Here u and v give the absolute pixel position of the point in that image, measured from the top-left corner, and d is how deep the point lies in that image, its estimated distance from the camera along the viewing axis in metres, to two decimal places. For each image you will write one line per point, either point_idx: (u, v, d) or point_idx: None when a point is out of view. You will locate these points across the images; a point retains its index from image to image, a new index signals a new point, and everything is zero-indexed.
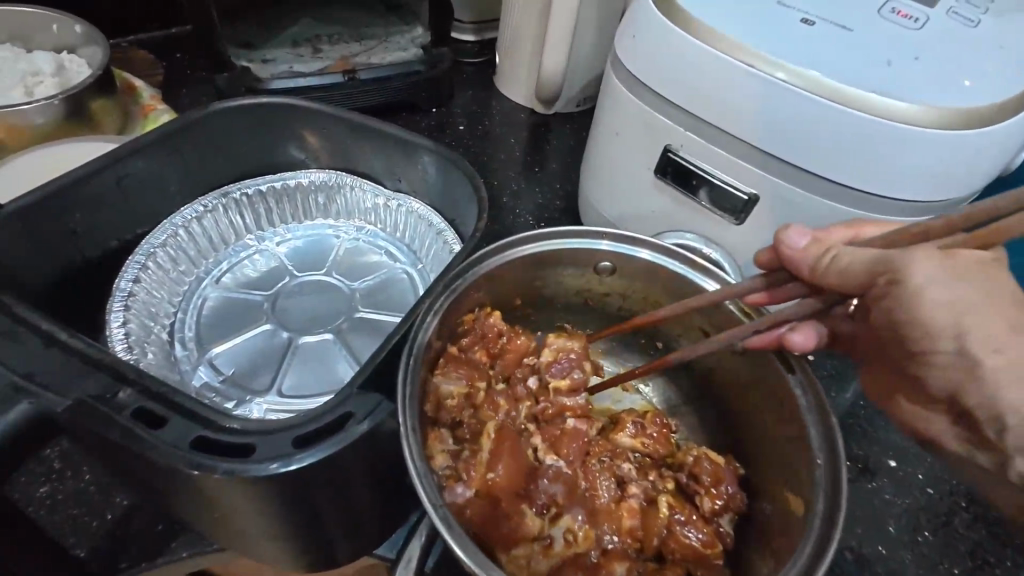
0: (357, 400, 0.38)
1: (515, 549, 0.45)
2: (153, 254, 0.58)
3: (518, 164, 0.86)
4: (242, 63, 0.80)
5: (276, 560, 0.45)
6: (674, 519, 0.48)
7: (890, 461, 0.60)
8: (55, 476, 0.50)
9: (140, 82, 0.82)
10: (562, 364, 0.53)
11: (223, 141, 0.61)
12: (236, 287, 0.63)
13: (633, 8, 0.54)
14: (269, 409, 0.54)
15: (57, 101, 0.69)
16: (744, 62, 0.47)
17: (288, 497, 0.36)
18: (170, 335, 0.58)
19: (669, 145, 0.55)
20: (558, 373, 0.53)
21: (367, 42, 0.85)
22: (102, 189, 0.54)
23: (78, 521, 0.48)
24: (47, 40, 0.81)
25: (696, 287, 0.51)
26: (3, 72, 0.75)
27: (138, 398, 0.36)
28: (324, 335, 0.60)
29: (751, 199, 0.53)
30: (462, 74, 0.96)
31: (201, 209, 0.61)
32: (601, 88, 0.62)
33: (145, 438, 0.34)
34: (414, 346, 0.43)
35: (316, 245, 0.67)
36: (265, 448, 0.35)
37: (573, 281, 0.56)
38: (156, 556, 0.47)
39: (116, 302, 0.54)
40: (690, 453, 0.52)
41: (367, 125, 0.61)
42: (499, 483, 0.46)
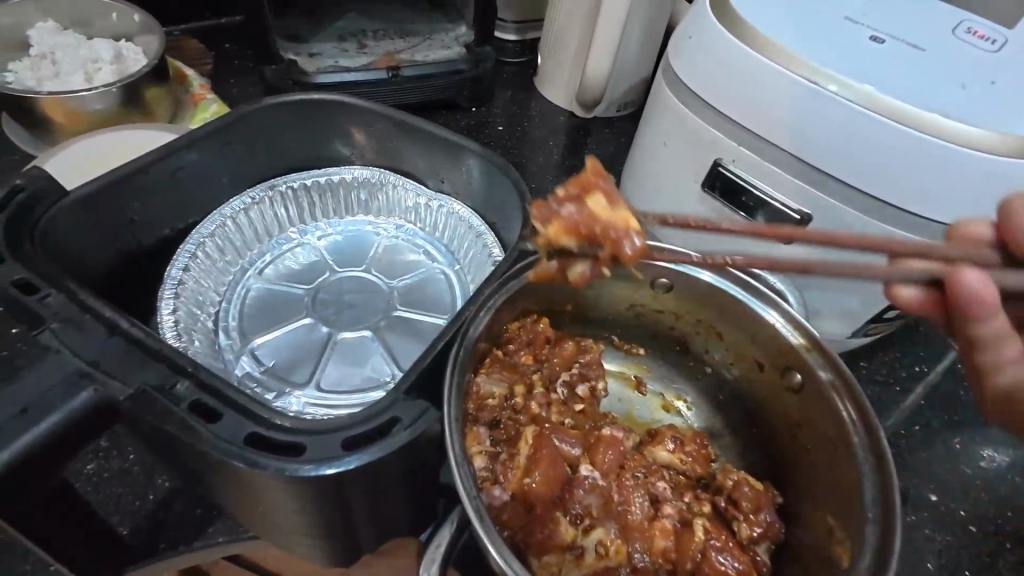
0: (402, 404, 0.38)
1: (547, 556, 0.45)
2: (202, 244, 0.59)
3: (555, 168, 0.85)
4: (289, 55, 0.80)
5: (308, 552, 0.45)
6: (709, 544, 0.47)
7: (931, 494, 0.58)
8: (103, 453, 0.51)
9: (192, 71, 0.84)
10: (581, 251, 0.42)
11: (272, 134, 0.62)
12: (278, 280, 0.64)
13: (690, 17, 0.53)
14: (308, 403, 0.54)
15: (116, 88, 0.72)
16: (806, 77, 0.45)
17: (330, 496, 0.37)
18: (214, 324, 0.59)
19: (720, 158, 0.53)
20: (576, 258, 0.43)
21: (412, 40, 0.85)
22: (158, 180, 0.56)
23: (121, 501, 0.49)
24: (106, 28, 0.83)
25: (753, 313, 0.51)
26: (65, 58, 0.77)
27: (195, 392, 0.37)
28: (363, 332, 0.60)
29: (804, 219, 0.51)
30: (503, 74, 0.96)
31: (250, 201, 0.62)
32: (650, 96, 0.61)
33: (202, 432, 0.35)
34: (464, 343, 0.44)
35: (356, 241, 0.68)
36: (315, 449, 0.35)
37: (626, 293, 0.56)
38: (195, 539, 0.48)
39: (167, 290, 0.55)
40: (730, 476, 0.52)
41: (413, 124, 0.62)
42: (533, 487, 0.46)
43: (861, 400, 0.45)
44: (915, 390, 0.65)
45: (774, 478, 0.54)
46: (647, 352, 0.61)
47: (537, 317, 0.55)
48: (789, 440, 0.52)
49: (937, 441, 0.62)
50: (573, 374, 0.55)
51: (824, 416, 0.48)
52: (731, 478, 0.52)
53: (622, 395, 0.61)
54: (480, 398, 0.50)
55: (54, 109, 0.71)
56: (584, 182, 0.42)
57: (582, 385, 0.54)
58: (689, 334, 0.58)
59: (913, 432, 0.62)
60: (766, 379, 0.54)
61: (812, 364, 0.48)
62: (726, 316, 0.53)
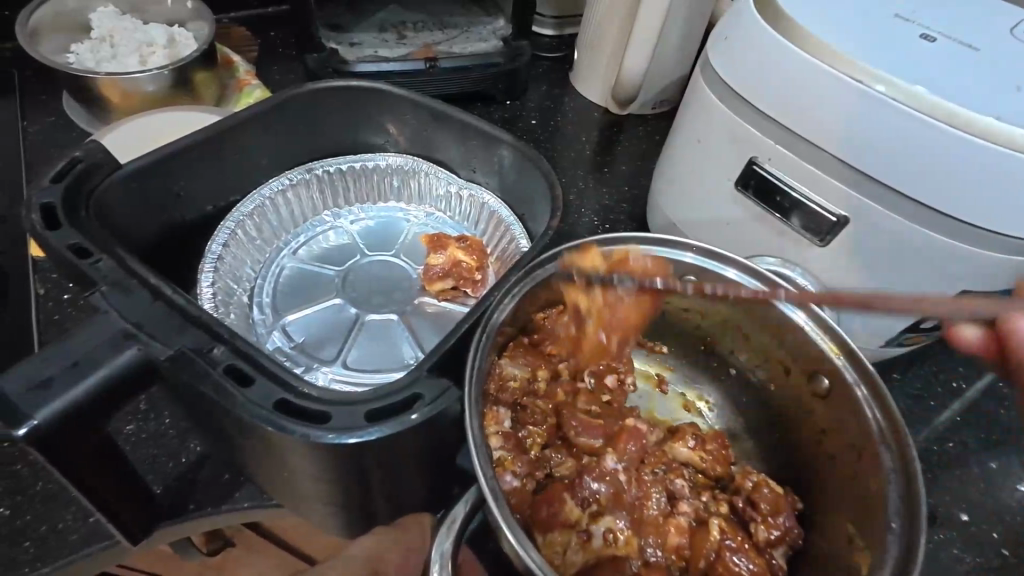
0: (424, 382, 0.39)
1: (551, 534, 0.45)
2: (241, 223, 0.62)
3: (586, 163, 0.85)
4: (332, 44, 0.82)
5: (327, 522, 0.47)
6: (724, 544, 0.47)
7: (961, 514, 0.56)
8: (141, 415, 0.54)
9: (238, 57, 0.87)
10: (440, 268, 0.62)
11: (312, 118, 0.64)
12: (310, 260, 0.66)
13: (733, 12, 0.52)
14: (334, 378, 0.56)
15: (167, 71, 0.75)
16: (852, 76, 0.44)
17: (352, 467, 0.38)
18: (249, 299, 0.62)
19: (755, 158, 0.53)
20: (436, 273, 0.62)
21: (450, 32, 0.86)
22: (204, 158, 0.58)
23: (155, 462, 0.52)
24: (161, 14, 0.87)
25: (782, 315, 0.50)
26: (122, 40, 0.81)
27: (229, 357, 0.39)
28: (390, 316, 0.62)
29: (840, 221, 0.50)
30: (539, 69, 0.96)
31: (287, 182, 0.65)
32: (686, 93, 0.60)
33: (235, 395, 0.37)
34: (488, 328, 0.45)
35: (387, 227, 0.70)
36: (339, 417, 0.37)
37: (652, 290, 0.56)
38: (222, 502, 0.50)
39: (207, 264, 0.58)
40: (748, 477, 0.51)
41: (449, 114, 0.62)
42: (629, 270, 0.51)
43: (890, 407, 0.44)
44: (951, 406, 0.63)
45: (798, 485, 0.53)
46: (671, 351, 0.61)
47: (562, 308, 0.55)
48: (815, 448, 0.51)
49: (971, 461, 0.59)
50: (601, 366, 0.56)
51: (851, 426, 0.47)
52: (750, 480, 0.51)
53: (643, 390, 0.61)
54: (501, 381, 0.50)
55: (110, 90, 0.75)
56: (441, 242, 0.64)
57: (610, 376, 0.56)
58: (716, 336, 0.57)
59: (945, 449, 0.60)
60: (791, 382, 0.53)
61: (839, 372, 0.47)
62: (752, 321, 0.53)
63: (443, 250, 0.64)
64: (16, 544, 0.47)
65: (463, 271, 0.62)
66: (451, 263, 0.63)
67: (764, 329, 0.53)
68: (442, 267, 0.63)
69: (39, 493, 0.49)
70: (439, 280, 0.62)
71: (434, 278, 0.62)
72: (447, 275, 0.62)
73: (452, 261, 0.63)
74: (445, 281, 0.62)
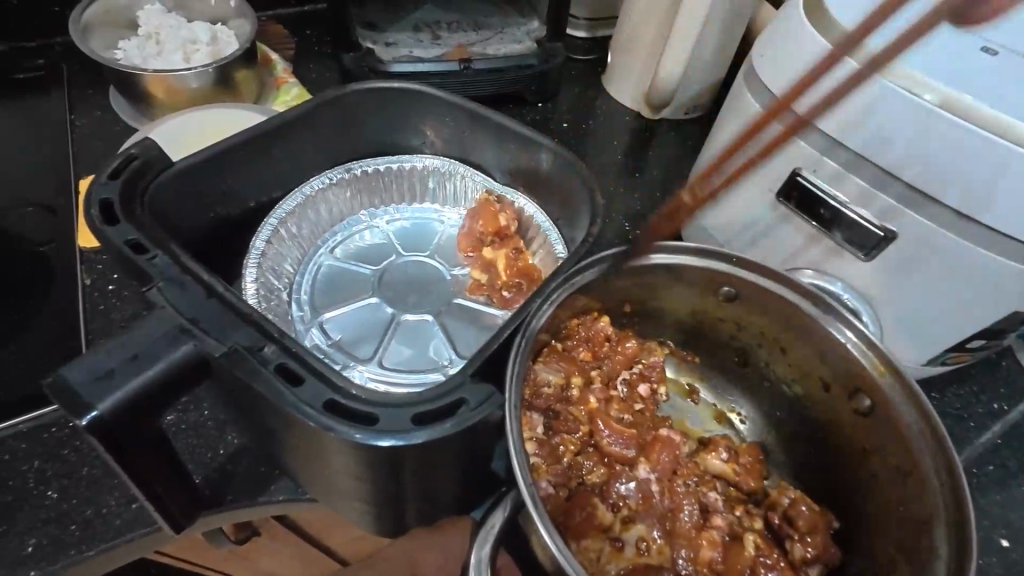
0: (467, 386, 0.39)
1: (584, 541, 0.46)
2: (283, 221, 0.62)
3: (618, 167, 0.84)
4: (367, 43, 0.83)
5: (361, 519, 0.48)
6: (759, 560, 0.47)
7: (1002, 539, 0.55)
8: (181, 405, 0.55)
9: (276, 55, 0.89)
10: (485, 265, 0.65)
11: (353, 118, 0.65)
12: (347, 259, 0.67)
13: (776, 23, 0.52)
14: (369, 377, 0.57)
15: (211, 68, 0.77)
16: (903, 86, 0.43)
17: (394, 468, 0.39)
18: (288, 296, 0.63)
19: (799, 168, 0.51)
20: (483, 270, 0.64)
21: (485, 33, 0.86)
22: (251, 156, 0.60)
23: (194, 451, 0.53)
24: (204, 12, 0.89)
25: (825, 331, 0.49)
26: (168, 37, 0.83)
27: (280, 355, 0.40)
28: (425, 315, 0.62)
29: (887, 237, 0.49)
30: (571, 71, 0.95)
31: (328, 180, 0.66)
32: (727, 100, 0.59)
33: (286, 394, 0.38)
34: (527, 334, 0.45)
35: (422, 228, 0.70)
36: (385, 419, 0.37)
37: (689, 301, 0.55)
38: (259, 494, 0.51)
39: (252, 260, 0.59)
40: (786, 494, 0.52)
41: (488, 116, 0.63)
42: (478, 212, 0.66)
43: (940, 432, 0.43)
44: (993, 428, 0.61)
45: (832, 502, 0.53)
46: (703, 362, 0.60)
47: (597, 313, 0.54)
48: (854, 469, 0.50)
49: (1011, 487, 0.57)
50: (633, 373, 0.56)
51: (891, 447, 0.46)
52: (786, 496, 0.52)
53: (675, 401, 0.60)
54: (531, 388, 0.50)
55: (157, 86, 0.77)
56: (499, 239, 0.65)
57: (643, 384, 0.56)
58: (751, 348, 0.56)
59: (985, 472, 0.58)
60: (831, 400, 0.52)
61: (883, 391, 0.46)
62: (794, 334, 0.52)
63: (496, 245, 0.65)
64: (63, 527, 0.49)
65: (499, 282, 0.63)
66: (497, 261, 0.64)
67: (805, 344, 0.52)
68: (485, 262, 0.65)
69: (85, 478, 0.51)
70: (479, 277, 0.64)
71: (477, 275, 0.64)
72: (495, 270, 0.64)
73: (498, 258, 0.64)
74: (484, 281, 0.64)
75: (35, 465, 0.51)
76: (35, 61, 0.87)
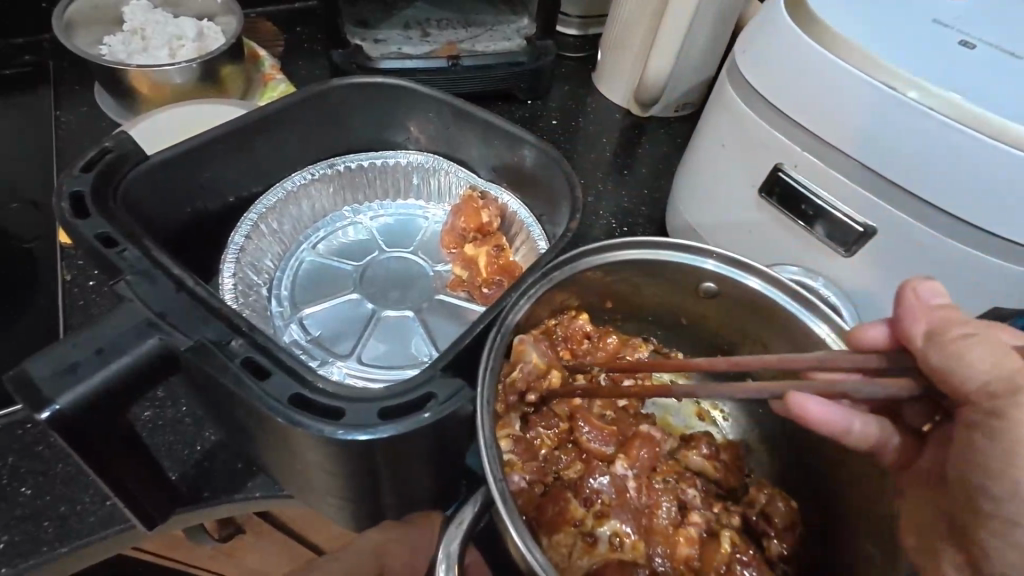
0: (438, 381, 0.39)
1: (556, 537, 0.45)
2: (264, 216, 0.62)
3: (607, 165, 0.84)
4: (355, 40, 0.82)
5: (337, 515, 0.47)
6: (735, 557, 0.47)
7: None
8: (159, 402, 0.54)
9: (264, 52, 0.89)
10: (467, 263, 0.64)
11: (337, 114, 0.64)
12: (329, 255, 0.67)
13: (758, 19, 0.52)
14: (349, 373, 0.57)
15: (196, 64, 0.76)
16: (885, 83, 0.43)
17: (363, 462, 0.39)
18: (268, 292, 0.62)
19: (781, 164, 0.51)
20: (465, 269, 0.64)
21: (474, 30, 0.86)
22: (231, 151, 0.59)
23: (171, 448, 0.52)
24: (191, 8, 0.88)
25: (803, 326, 0.49)
26: (154, 33, 0.82)
27: (247, 350, 0.40)
28: (405, 312, 0.62)
29: (866, 232, 0.49)
30: (562, 68, 0.94)
31: (311, 176, 0.65)
32: (711, 96, 0.59)
33: (253, 387, 0.38)
34: (503, 329, 0.44)
35: (405, 225, 0.70)
36: (353, 414, 0.37)
37: (670, 297, 0.55)
38: (235, 491, 0.51)
39: (230, 256, 0.59)
40: (763, 490, 0.51)
41: (472, 112, 0.63)
42: (461, 210, 0.64)
43: None
44: None
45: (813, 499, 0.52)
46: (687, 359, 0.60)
47: (576, 311, 0.54)
48: (834, 467, 0.50)
49: None
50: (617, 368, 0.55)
51: None
52: (764, 492, 0.51)
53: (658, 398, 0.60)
54: (517, 354, 0.47)
55: (141, 81, 0.77)
56: (483, 238, 0.64)
57: (627, 380, 0.56)
58: (733, 344, 0.57)
59: None
60: None
61: None
62: (773, 330, 0.52)
63: (478, 243, 0.63)
64: (37, 523, 0.48)
65: (479, 279, 0.62)
66: (477, 259, 0.63)
67: (785, 339, 0.52)
68: (468, 260, 0.64)
69: (61, 474, 0.51)
70: (461, 275, 0.64)
71: (458, 273, 0.64)
72: (476, 268, 0.63)
73: (479, 256, 0.63)
74: (465, 280, 0.63)
75: (10, 461, 0.51)
76: (22, 57, 0.86)
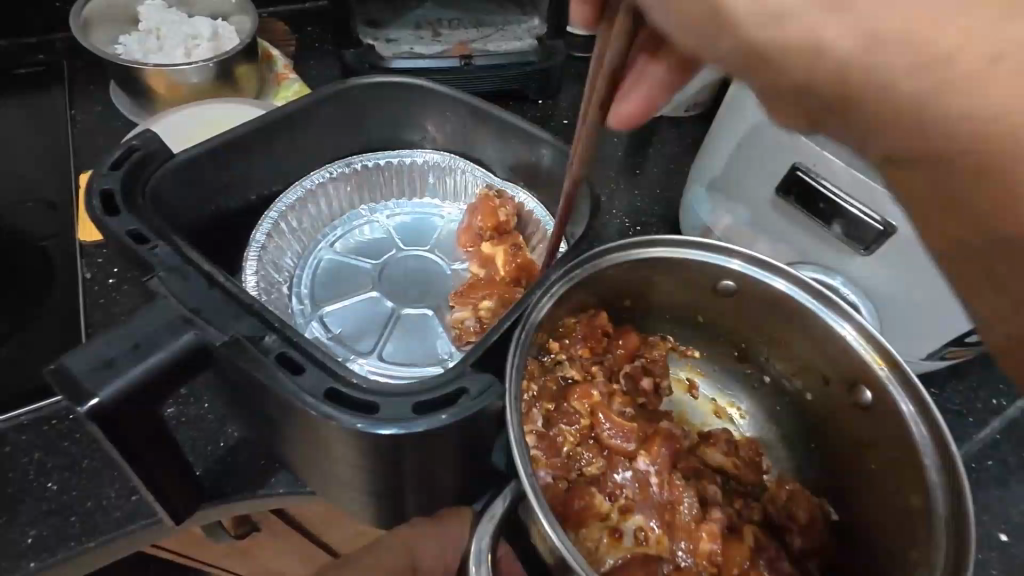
0: (469, 376, 0.40)
1: (583, 531, 0.46)
2: (285, 216, 0.63)
3: (618, 164, 0.84)
4: (368, 40, 0.83)
5: (362, 511, 0.48)
6: (758, 552, 0.48)
7: (1001, 534, 0.55)
8: (182, 399, 0.55)
9: (277, 51, 0.89)
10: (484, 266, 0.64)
11: (354, 114, 0.65)
12: (347, 253, 0.67)
13: None
14: (370, 370, 0.57)
15: (212, 63, 0.77)
16: None
17: (395, 457, 0.39)
18: (288, 290, 0.63)
19: (799, 162, 0.51)
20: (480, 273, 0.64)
21: (485, 29, 0.86)
22: (252, 150, 0.60)
23: (195, 445, 0.53)
24: (205, 7, 0.89)
25: (825, 324, 0.49)
26: (169, 33, 0.83)
27: (281, 345, 0.40)
28: (424, 310, 0.62)
29: (886, 230, 0.49)
30: (572, 68, 0.95)
31: (329, 175, 0.65)
32: (727, 95, 0.59)
33: (286, 382, 0.38)
34: (527, 326, 0.45)
35: (422, 223, 0.71)
36: (387, 409, 0.37)
37: (690, 295, 0.55)
38: (259, 487, 0.51)
39: (252, 254, 0.59)
40: (783, 487, 0.52)
41: (489, 111, 0.63)
42: (475, 210, 0.65)
43: (937, 422, 0.43)
44: (992, 424, 0.61)
45: (832, 496, 0.53)
46: (704, 356, 0.60)
47: (593, 310, 0.54)
48: (850, 465, 0.51)
49: (1010, 482, 0.58)
50: (636, 367, 0.56)
51: (887, 438, 0.47)
52: (785, 489, 0.52)
53: (674, 396, 0.60)
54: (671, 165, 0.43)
55: (158, 80, 0.77)
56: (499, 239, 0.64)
57: (646, 379, 0.56)
58: (751, 343, 0.57)
59: (984, 467, 0.58)
60: (830, 395, 0.52)
61: (883, 383, 0.46)
62: (791, 329, 0.52)
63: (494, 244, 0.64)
64: (64, 518, 0.49)
65: (497, 277, 0.62)
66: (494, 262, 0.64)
67: (804, 338, 0.52)
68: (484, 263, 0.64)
69: (86, 470, 0.51)
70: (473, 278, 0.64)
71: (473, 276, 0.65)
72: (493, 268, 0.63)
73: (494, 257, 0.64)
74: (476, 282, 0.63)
75: (35, 457, 0.51)
76: (36, 56, 0.87)
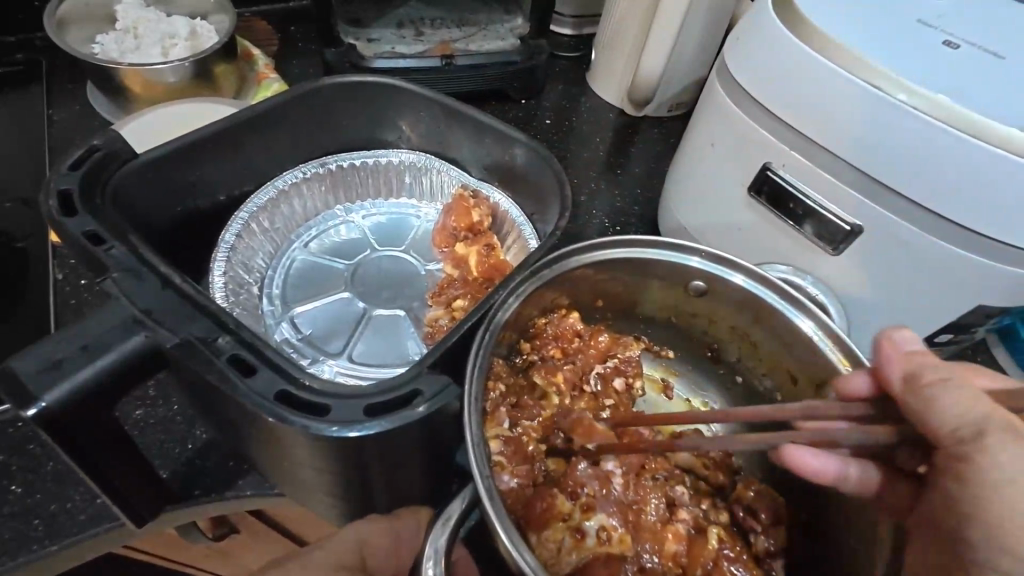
0: (424, 378, 0.39)
1: (545, 532, 0.46)
2: (255, 216, 0.62)
3: (600, 164, 0.84)
4: (350, 41, 0.81)
5: (328, 512, 0.48)
6: (722, 553, 0.47)
7: None
8: (150, 401, 0.54)
9: (257, 50, 0.89)
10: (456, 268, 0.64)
11: (326, 113, 0.64)
12: (321, 253, 0.67)
13: (748, 18, 0.52)
14: (339, 372, 0.57)
15: (188, 63, 0.76)
16: (869, 83, 0.44)
17: (352, 459, 0.39)
18: (259, 290, 0.62)
19: (769, 163, 0.52)
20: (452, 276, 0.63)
21: (468, 29, 0.86)
22: (221, 150, 0.59)
23: (162, 446, 0.52)
24: (184, 6, 0.88)
25: (787, 321, 0.49)
26: (146, 31, 0.82)
27: (235, 347, 0.40)
28: (397, 311, 0.62)
29: (853, 231, 0.49)
30: (556, 67, 0.94)
31: (302, 175, 0.65)
32: (702, 93, 0.59)
33: (238, 384, 0.38)
34: (491, 327, 0.44)
35: (398, 223, 0.70)
36: (340, 411, 0.37)
37: (662, 296, 0.55)
38: (226, 489, 0.51)
39: (221, 254, 0.59)
40: (750, 487, 0.52)
41: (463, 112, 0.63)
42: (450, 210, 0.65)
43: None
44: None
45: (800, 495, 0.53)
46: (678, 356, 0.61)
47: (566, 310, 0.54)
48: None
49: None
50: (607, 368, 0.56)
51: None
52: (752, 489, 0.52)
53: (648, 396, 0.60)
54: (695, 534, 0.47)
55: (133, 79, 0.76)
56: (471, 241, 0.64)
57: (619, 378, 0.56)
58: (722, 343, 0.57)
59: None
60: (801, 394, 0.53)
61: None
62: (758, 328, 0.53)
63: (466, 245, 0.64)
64: (27, 521, 0.48)
65: (470, 278, 0.62)
66: (466, 263, 0.63)
67: (772, 336, 0.52)
68: (456, 265, 0.64)
69: (51, 473, 0.50)
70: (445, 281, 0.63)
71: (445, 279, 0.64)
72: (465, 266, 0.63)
73: (466, 258, 0.63)
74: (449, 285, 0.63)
75: (0, 460, 0.51)
76: (14, 55, 0.86)
